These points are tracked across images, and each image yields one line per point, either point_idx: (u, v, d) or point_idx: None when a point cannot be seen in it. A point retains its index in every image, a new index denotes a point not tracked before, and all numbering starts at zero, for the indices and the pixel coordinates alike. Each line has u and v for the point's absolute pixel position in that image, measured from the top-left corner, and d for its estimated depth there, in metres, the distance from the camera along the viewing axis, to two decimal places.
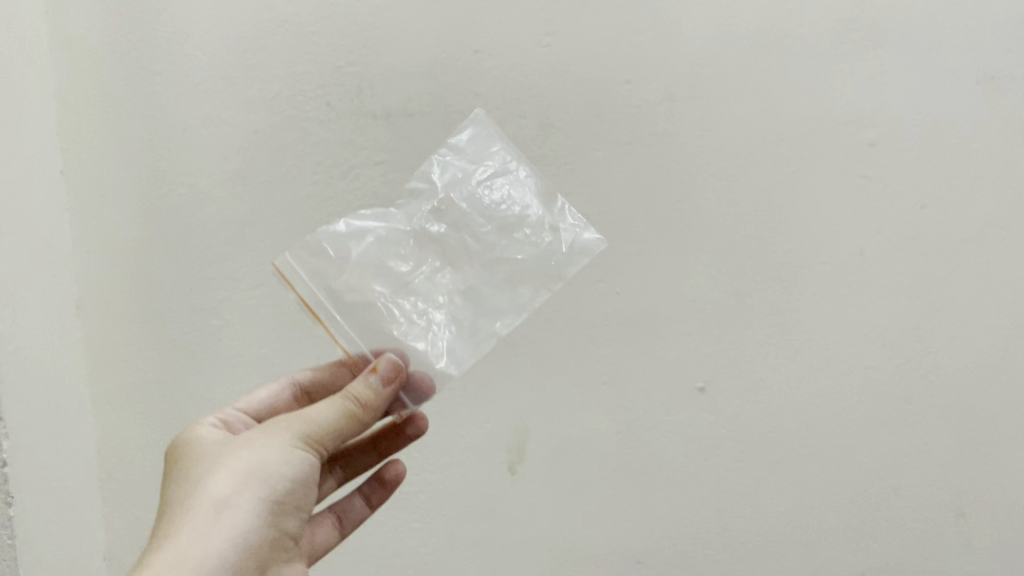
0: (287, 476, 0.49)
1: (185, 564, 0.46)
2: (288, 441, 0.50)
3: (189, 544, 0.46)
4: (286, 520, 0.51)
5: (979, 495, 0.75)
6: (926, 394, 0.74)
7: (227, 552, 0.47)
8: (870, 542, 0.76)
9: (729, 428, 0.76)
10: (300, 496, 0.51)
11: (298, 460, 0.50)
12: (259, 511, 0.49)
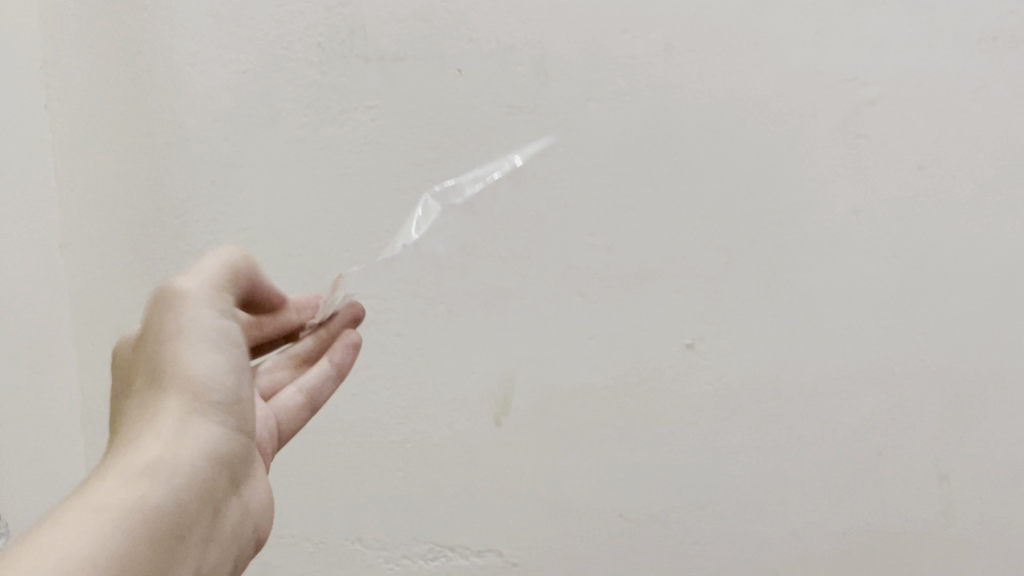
0: (219, 373, 0.44)
1: (150, 467, 0.39)
2: (215, 345, 0.45)
3: (152, 453, 0.39)
4: (235, 427, 0.45)
5: (964, 461, 0.74)
6: (915, 358, 0.73)
7: (200, 458, 0.41)
8: (852, 503, 0.75)
9: (718, 386, 0.74)
10: (239, 408, 0.45)
11: (225, 360, 0.45)
12: (201, 411, 0.43)
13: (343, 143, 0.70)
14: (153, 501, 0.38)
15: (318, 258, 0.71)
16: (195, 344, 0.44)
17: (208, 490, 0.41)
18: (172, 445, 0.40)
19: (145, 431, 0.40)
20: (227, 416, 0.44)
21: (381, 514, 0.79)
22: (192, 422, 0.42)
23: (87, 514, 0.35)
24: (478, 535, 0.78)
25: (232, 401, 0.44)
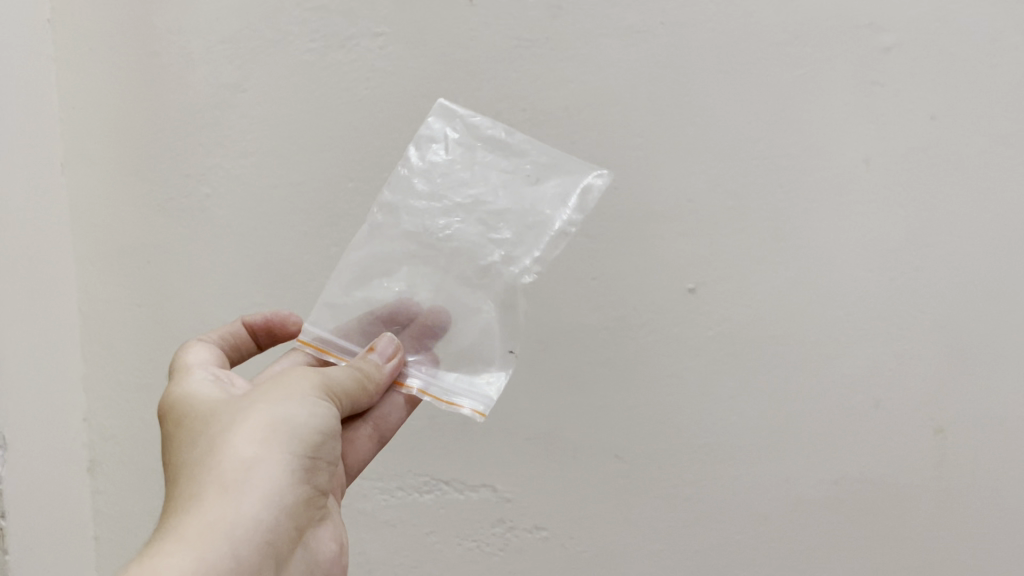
0: (315, 422, 0.46)
1: (234, 522, 0.40)
2: (304, 395, 0.47)
3: (228, 505, 0.41)
4: (319, 478, 0.47)
5: (960, 413, 0.74)
6: (916, 309, 0.73)
7: (263, 514, 0.42)
8: (847, 453, 0.75)
9: (719, 330, 0.73)
10: (333, 450, 0.48)
11: (319, 406, 0.47)
12: (295, 461, 0.44)
13: (351, 72, 0.69)
14: (238, 551, 0.40)
15: (320, 187, 0.70)
16: (292, 386, 0.47)
17: (287, 538, 0.43)
18: (245, 503, 0.41)
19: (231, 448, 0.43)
20: (320, 465, 0.47)
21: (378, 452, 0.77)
22: (274, 475, 0.43)
23: (191, 538, 0.39)
24: (476, 472, 0.77)
25: (323, 449, 0.46)
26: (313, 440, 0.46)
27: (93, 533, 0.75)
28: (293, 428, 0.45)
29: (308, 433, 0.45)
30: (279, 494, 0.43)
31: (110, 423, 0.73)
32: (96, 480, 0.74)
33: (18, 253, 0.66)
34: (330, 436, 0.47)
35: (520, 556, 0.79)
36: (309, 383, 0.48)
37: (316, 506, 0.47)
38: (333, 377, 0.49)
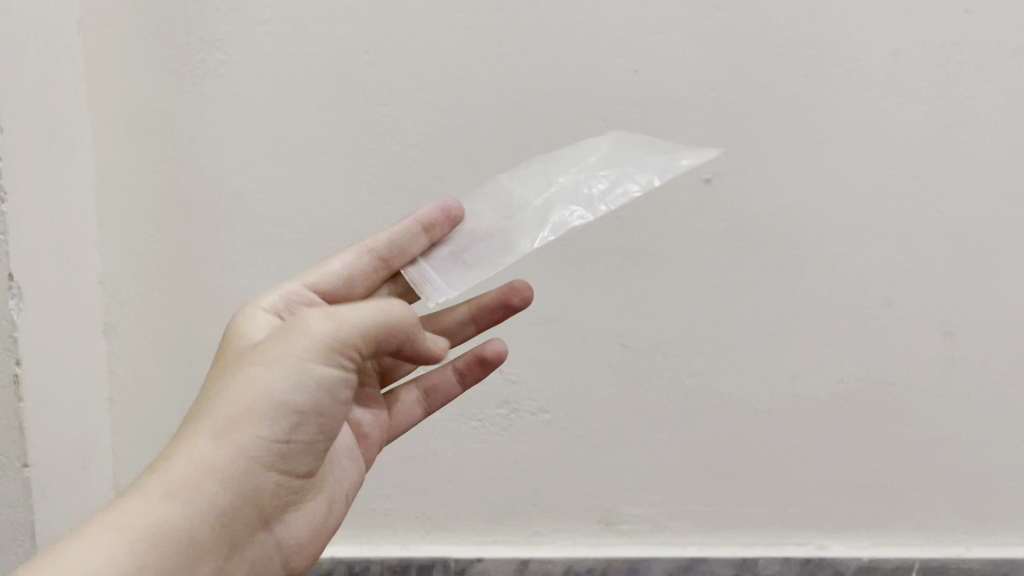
0: (312, 391, 0.42)
1: (206, 485, 0.40)
2: (312, 355, 0.42)
3: (209, 462, 0.40)
4: (317, 449, 0.45)
5: (969, 316, 0.74)
6: (933, 210, 0.72)
7: (238, 479, 0.41)
8: (854, 353, 0.75)
9: (733, 223, 0.72)
10: (332, 412, 0.44)
11: (325, 372, 0.42)
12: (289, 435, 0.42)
13: None
14: (196, 522, 0.39)
15: (337, 60, 0.69)
16: (298, 340, 0.42)
17: (262, 503, 0.43)
18: (211, 475, 0.40)
19: (231, 406, 0.41)
20: (321, 436, 0.44)
21: None
22: (251, 447, 0.41)
23: (146, 511, 0.38)
24: None
25: (316, 414, 0.43)
26: (307, 402, 0.42)
27: (108, 394, 0.74)
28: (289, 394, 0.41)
29: (311, 407, 0.42)
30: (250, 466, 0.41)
31: (124, 287, 0.72)
32: (111, 342, 0.73)
33: (34, 100, 0.63)
34: (328, 401, 0.43)
35: (524, 439, 0.77)
36: (312, 345, 0.42)
37: (301, 468, 0.45)
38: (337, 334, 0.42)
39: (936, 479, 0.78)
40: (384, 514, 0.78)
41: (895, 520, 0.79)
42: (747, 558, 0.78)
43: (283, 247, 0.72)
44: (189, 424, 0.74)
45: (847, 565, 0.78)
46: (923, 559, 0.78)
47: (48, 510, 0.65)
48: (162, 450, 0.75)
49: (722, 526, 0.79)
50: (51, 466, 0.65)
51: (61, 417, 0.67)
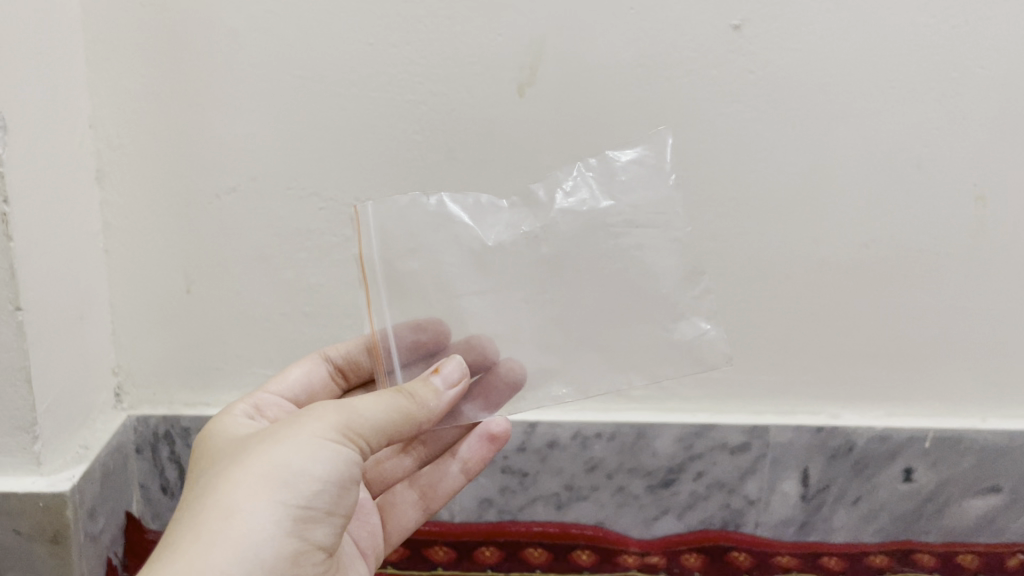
0: (324, 471, 0.43)
1: (204, 575, 0.38)
2: (324, 432, 0.44)
3: (208, 549, 0.39)
4: (317, 530, 0.44)
5: (1003, 179, 0.71)
6: (974, 64, 0.67)
7: (240, 567, 0.39)
8: (880, 216, 0.72)
9: (760, 74, 0.67)
10: (338, 504, 0.45)
11: (337, 451, 0.44)
12: (291, 513, 0.42)
13: None
14: None
15: None
16: (310, 426, 0.45)
17: None
18: (213, 556, 0.39)
19: (222, 497, 0.41)
20: (320, 516, 0.44)
21: (382, 172, 0.69)
22: (258, 533, 0.41)
23: None
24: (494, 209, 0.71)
25: (321, 498, 0.44)
26: (313, 491, 0.43)
27: (104, 247, 0.70)
28: (301, 476, 0.43)
29: (311, 482, 0.43)
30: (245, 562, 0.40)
31: (117, 133, 0.68)
32: (105, 191, 0.69)
33: None
34: (336, 486, 0.44)
35: None
36: (323, 425, 0.45)
37: (308, 563, 0.44)
38: (360, 415, 0.46)
39: (956, 349, 0.76)
40: None
41: (909, 390, 0.77)
42: (759, 425, 0.76)
43: (281, 92, 0.67)
44: (189, 280, 0.72)
45: (860, 434, 0.76)
46: (938, 428, 0.76)
47: (44, 358, 0.62)
48: (158, 306, 0.72)
49: (735, 393, 0.77)
50: (46, 313, 0.62)
51: (53, 266, 0.63)
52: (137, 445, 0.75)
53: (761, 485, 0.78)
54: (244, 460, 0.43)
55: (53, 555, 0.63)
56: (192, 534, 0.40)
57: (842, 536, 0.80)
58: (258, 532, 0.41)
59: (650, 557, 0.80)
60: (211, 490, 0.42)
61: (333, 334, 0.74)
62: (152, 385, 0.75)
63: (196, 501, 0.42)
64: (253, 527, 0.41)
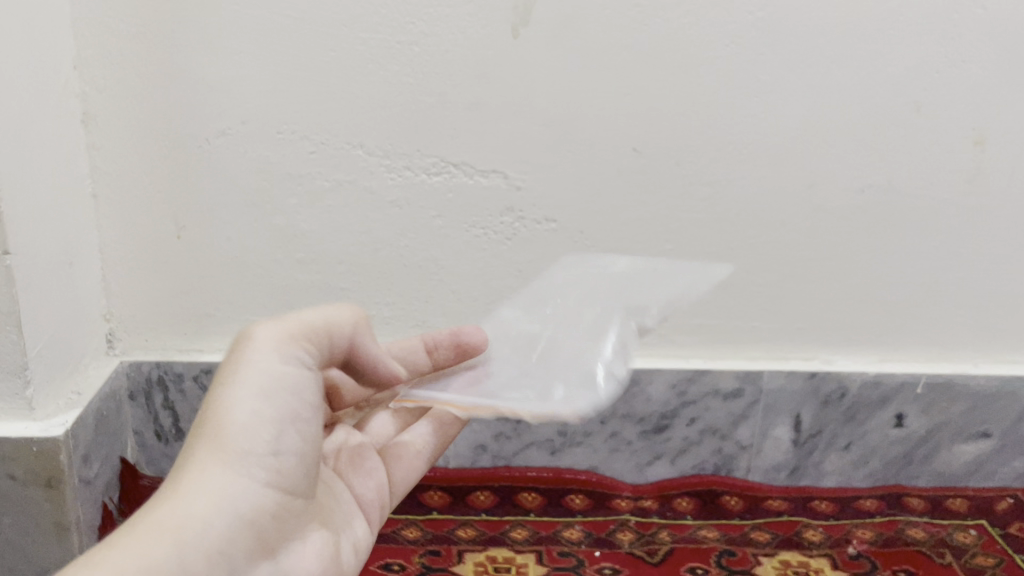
0: (277, 382, 0.40)
1: (181, 519, 0.36)
2: (272, 338, 0.41)
3: (182, 494, 0.37)
4: (297, 458, 0.41)
5: (1003, 123, 0.70)
6: (975, 5, 0.66)
7: (215, 508, 0.37)
8: (878, 160, 0.71)
9: (759, 15, 0.66)
10: (309, 421, 0.42)
11: (287, 354, 0.41)
12: (254, 432, 0.39)
13: None
14: (183, 547, 0.35)
15: None
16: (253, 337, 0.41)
17: (245, 540, 0.38)
18: (188, 503, 0.36)
19: (191, 435, 0.38)
20: (293, 439, 0.40)
21: (373, 115, 0.68)
22: (231, 466, 0.38)
23: (138, 531, 0.35)
24: (487, 154, 0.70)
25: (288, 433, 0.40)
26: (278, 409, 0.40)
27: (92, 191, 0.69)
28: (257, 409, 0.39)
29: (264, 395, 0.40)
30: (220, 511, 0.37)
31: (103, 74, 0.66)
32: (92, 134, 0.68)
33: None
34: (295, 410, 0.40)
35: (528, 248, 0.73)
36: (271, 329, 0.41)
37: (293, 495, 0.41)
38: (304, 325, 0.42)
39: (950, 295, 0.76)
40: (382, 323, 0.75)
41: (903, 336, 0.77)
42: (753, 371, 0.76)
43: (270, 32, 0.65)
44: (179, 224, 0.71)
45: (853, 380, 0.77)
46: (931, 374, 0.77)
47: (33, 302, 0.62)
48: (149, 251, 0.72)
49: (728, 340, 0.77)
50: (35, 258, 0.62)
51: (41, 209, 0.62)
52: (131, 392, 0.75)
53: (753, 430, 0.79)
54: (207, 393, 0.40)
55: (49, 499, 0.63)
56: (164, 496, 0.37)
57: (833, 481, 0.81)
58: (228, 478, 0.38)
59: (642, 501, 0.79)
60: (179, 445, 0.39)
61: (326, 280, 0.74)
62: (143, 331, 0.74)
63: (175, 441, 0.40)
64: (220, 474, 0.38)
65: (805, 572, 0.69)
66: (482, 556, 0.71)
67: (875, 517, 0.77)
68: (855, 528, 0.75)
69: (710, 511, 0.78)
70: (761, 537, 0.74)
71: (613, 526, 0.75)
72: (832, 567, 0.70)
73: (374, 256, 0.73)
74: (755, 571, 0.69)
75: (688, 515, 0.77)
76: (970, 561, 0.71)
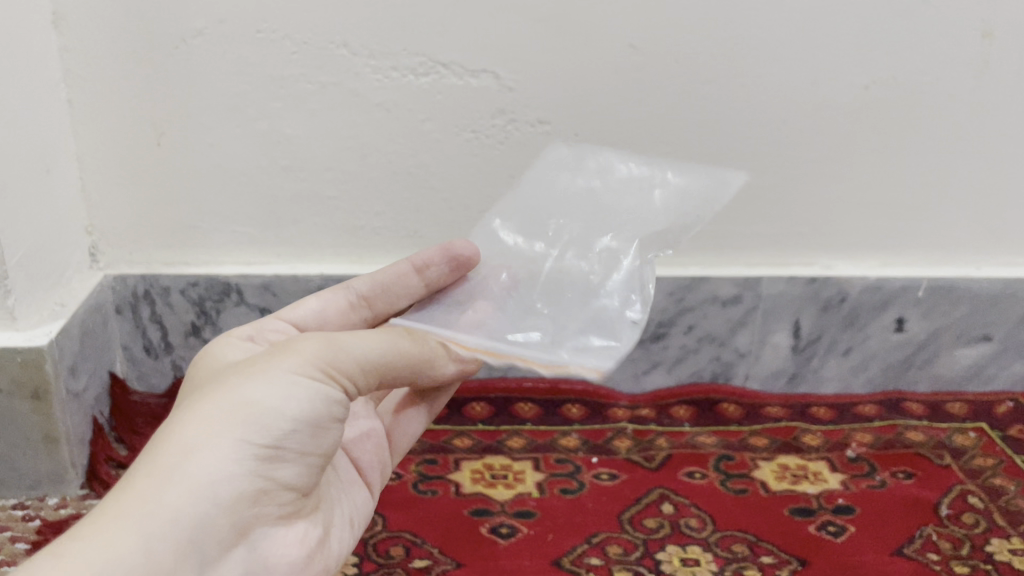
0: (291, 409, 0.37)
1: (153, 509, 0.33)
2: (295, 367, 0.38)
3: (157, 481, 0.34)
4: (284, 468, 0.38)
5: (1013, 12, 0.67)
6: None
7: (192, 503, 0.34)
8: (884, 55, 0.68)
9: None
10: (309, 440, 0.39)
11: (308, 390, 0.38)
12: (252, 450, 0.36)
13: None
14: (151, 544, 0.33)
15: None
16: (280, 359, 0.38)
17: (213, 541, 0.35)
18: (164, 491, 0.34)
19: (182, 424, 0.36)
20: (288, 454, 0.38)
21: (357, 12, 0.65)
22: (216, 466, 0.35)
23: (107, 518, 0.32)
24: (477, 52, 0.67)
25: (295, 437, 0.38)
26: (284, 428, 0.37)
27: (66, 96, 0.66)
28: (265, 415, 0.37)
29: (274, 422, 0.37)
30: (203, 506, 0.35)
31: None
32: (63, 35, 0.65)
33: None
34: (307, 426, 0.38)
35: (522, 152, 0.70)
36: (297, 359, 0.38)
37: (272, 501, 0.38)
38: (337, 348, 0.39)
39: (954, 196, 0.74)
40: (372, 234, 0.73)
41: (906, 239, 0.76)
42: (751, 277, 0.75)
43: None
44: (159, 131, 0.68)
45: (854, 285, 0.75)
46: (932, 277, 0.76)
47: (10, 208, 0.59)
48: (129, 160, 0.69)
49: (727, 246, 0.75)
50: (9, 162, 0.59)
51: (14, 111, 0.60)
52: (117, 306, 0.73)
53: (752, 338, 0.78)
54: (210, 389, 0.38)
55: (36, 411, 0.62)
56: (135, 477, 0.34)
57: (832, 388, 0.80)
58: (219, 473, 0.35)
59: (640, 409, 0.78)
60: (172, 420, 0.36)
61: (313, 189, 0.71)
62: (127, 244, 0.72)
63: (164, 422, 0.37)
64: (214, 468, 0.35)
65: (803, 475, 0.69)
66: (479, 464, 0.71)
67: (874, 421, 0.77)
68: (853, 431, 0.75)
69: (708, 419, 0.77)
70: (760, 442, 0.74)
71: (610, 433, 0.75)
72: (830, 470, 0.70)
73: (362, 162, 0.70)
74: (753, 475, 0.69)
75: (686, 422, 0.77)
76: (969, 462, 0.71)
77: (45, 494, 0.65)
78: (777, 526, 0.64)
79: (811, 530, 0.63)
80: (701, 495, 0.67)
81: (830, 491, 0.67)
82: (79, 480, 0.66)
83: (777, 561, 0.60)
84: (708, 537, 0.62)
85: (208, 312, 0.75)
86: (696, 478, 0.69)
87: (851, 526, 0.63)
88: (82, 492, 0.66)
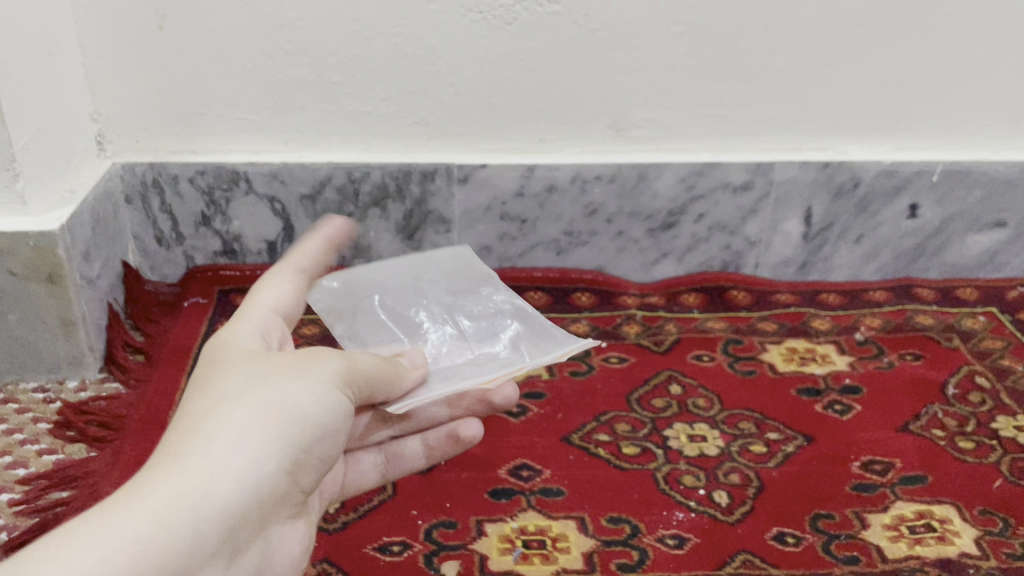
0: (320, 418, 0.38)
1: (202, 493, 0.33)
2: (328, 379, 0.39)
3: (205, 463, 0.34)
4: (302, 472, 0.39)
5: None
6: None
7: (236, 490, 0.34)
8: None
9: None
10: (325, 447, 0.39)
11: (336, 402, 0.39)
12: (286, 451, 0.36)
13: None
14: (200, 527, 0.32)
15: None
16: (315, 368, 0.39)
17: (243, 531, 0.35)
18: (214, 478, 0.33)
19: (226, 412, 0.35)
20: (308, 458, 0.38)
21: None
22: (259, 458, 0.35)
23: (159, 495, 0.32)
24: None
25: (318, 443, 0.38)
26: (312, 435, 0.38)
27: None
28: (305, 420, 0.37)
29: (309, 426, 0.37)
30: (246, 495, 0.35)
31: None
32: None
33: None
34: (329, 434, 0.39)
35: (531, 34, 0.69)
36: (329, 372, 0.39)
37: (285, 500, 0.39)
38: (358, 367, 0.41)
39: (974, 77, 0.72)
40: (379, 121, 0.73)
41: (923, 123, 0.74)
42: (764, 163, 0.74)
43: None
44: (161, 14, 0.67)
45: (867, 170, 0.74)
46: (947, 162, 0.75)
47: (15, 91, 0.59)
48: (132, 46, 0.68)
49: (739, 131, 0.74)
50: (9, 44, 0.58)
51: None
52: (127, 195, 0.73)
53: (762, 225, 0.77)
54: (247, 379, 0.37)
55: (52, 294, 0.63)
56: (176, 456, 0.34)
57: (841, 275, 0.81)
58: (261, 468, 0.35)
59: (649, 297, 0.79)
60: (213, 407, 0.36)
61: (318, 75, 0.70)
62: (134, 133, 0.72)
63: (204, 402, 0.36)
64: (259, 465, 0.35)
65: (811, 358, 0.70)
66: None
67: (884, 306, 0.77)
68: (863, 317, 0.75)
69: (718, 306, 0.77)
70: (769, 327, 0.74)
71: (619, 320, 0.75)
72: (838, 353, 0.70)
73: (367, 46, 0.69)
74: (761, 358, 0.70)
75: (696, 309, 0.77)
76: (978, 344, 0.71)
77: (64, 377, 0.66)
78: (784, 404, 0.65)
79: (817, 408, 0.64)
80: (708, 377, 0.68)
81: (837, 373, 0.68)
82: (97, 364, 0.67)
83: (783, 437, 0.61)
84: (715, 416, 0.63)
85: (217, 202, 0.75)
86: (705, 361, 0.70)
87: (857, 405, 0.64)
88: (101, 376, 0.67)
